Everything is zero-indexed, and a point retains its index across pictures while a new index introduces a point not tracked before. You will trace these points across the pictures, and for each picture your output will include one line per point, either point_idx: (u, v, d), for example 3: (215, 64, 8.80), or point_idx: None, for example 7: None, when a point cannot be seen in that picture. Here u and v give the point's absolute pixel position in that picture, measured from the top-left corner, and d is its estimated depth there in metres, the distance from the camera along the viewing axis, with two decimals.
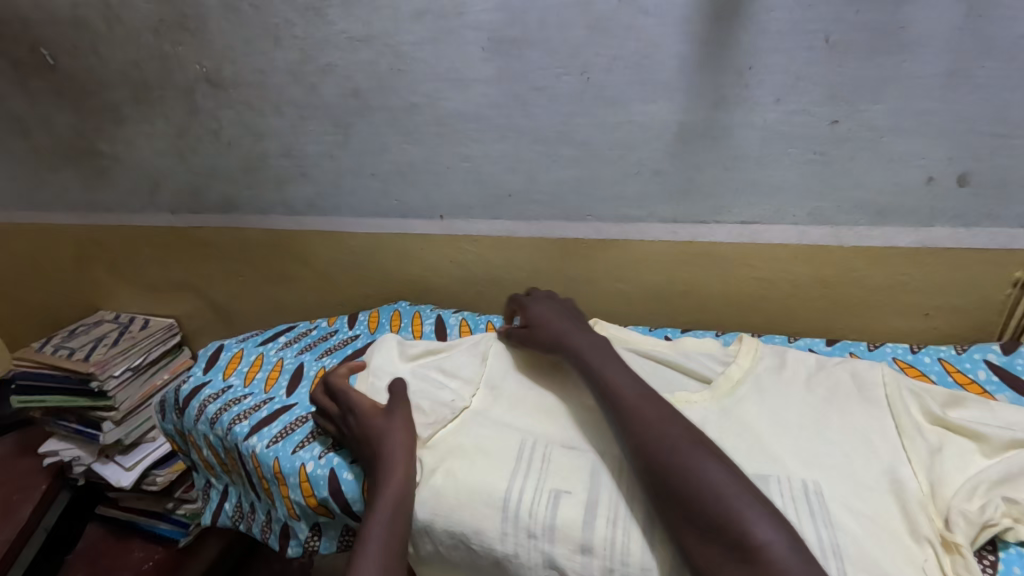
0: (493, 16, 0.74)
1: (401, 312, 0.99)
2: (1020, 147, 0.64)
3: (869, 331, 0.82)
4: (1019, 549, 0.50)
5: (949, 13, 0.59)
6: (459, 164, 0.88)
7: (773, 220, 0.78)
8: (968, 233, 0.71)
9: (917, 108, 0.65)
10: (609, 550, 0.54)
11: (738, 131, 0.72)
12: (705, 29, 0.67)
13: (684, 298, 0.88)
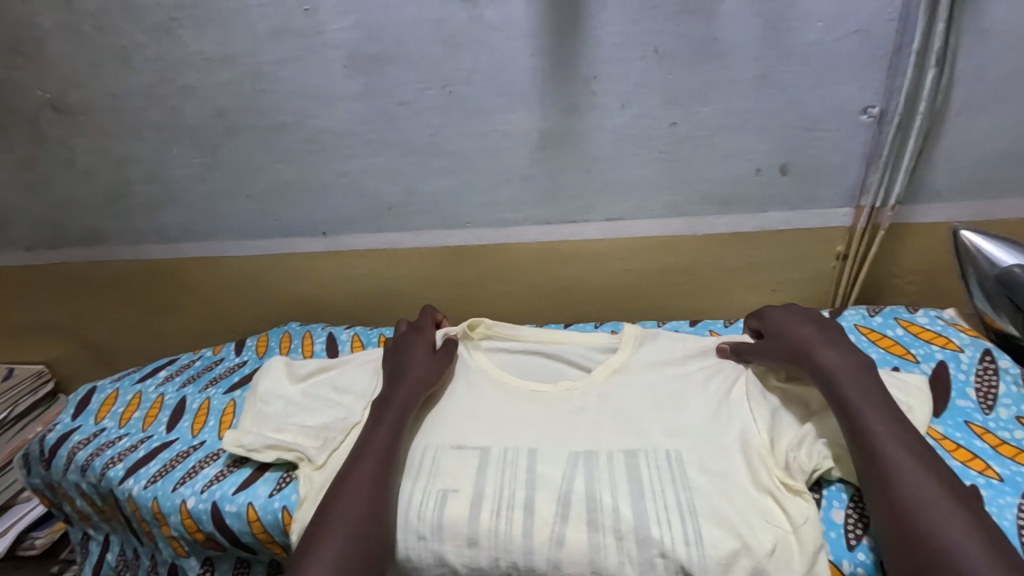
0: (351, 35, 0.75)
1: (291, 334, 0.97)
2: (824, 139, 0.74)
3: (727, 309, 0.91)
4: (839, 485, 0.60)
5: (754, 25, 0.68)
6: (335, 180, 0.88)
7: (633, 215, 0.84)
8: (795, 215, 0.81)
9: (738, 109, 0.73)
10: (491, 540, 0.57)
11: (592, 135, 0.78)
12: (551, 42, 0.72)
13: (565, 293, 0.93)
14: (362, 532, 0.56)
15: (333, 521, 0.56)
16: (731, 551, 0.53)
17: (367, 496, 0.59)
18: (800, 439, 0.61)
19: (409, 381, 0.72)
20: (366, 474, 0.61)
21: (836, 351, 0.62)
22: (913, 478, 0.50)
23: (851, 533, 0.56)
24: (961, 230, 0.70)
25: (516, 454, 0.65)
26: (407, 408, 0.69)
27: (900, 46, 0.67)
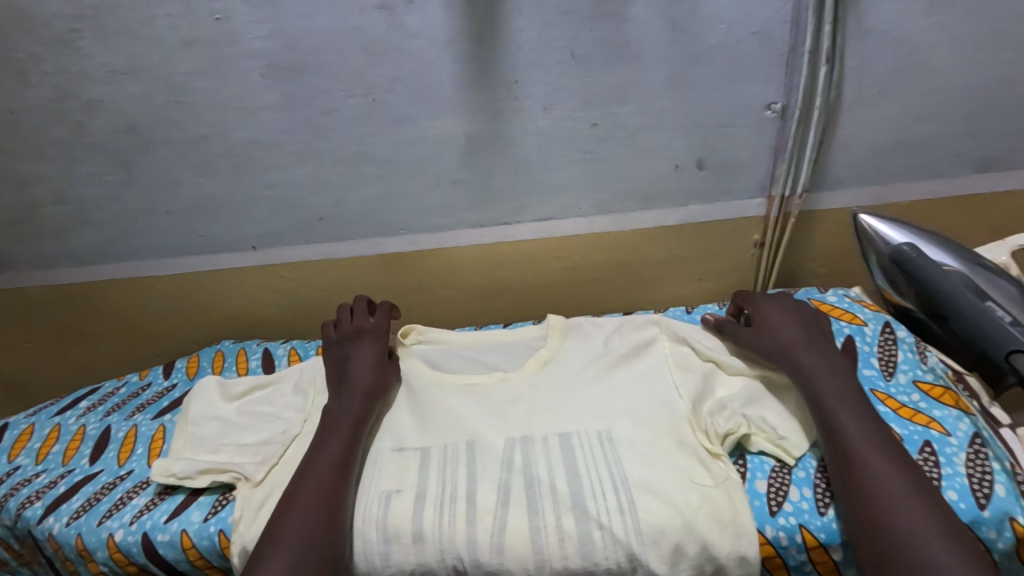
0: (267, 44, 0.74)
1: (224, 352, 0.94)
2: (735, 134, 0.79)
3: (659, 300, 0.95)
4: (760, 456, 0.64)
5: (662, 29, 0.71)
6: (262, 192, 0.86)
7: (564, 214, 0.87)
8: (715, 207, 0.85)
9: (654, 108, 0.77)
10: (435, 532, 0.60)
11: (518, 138, 0.80)
12: (471, 48, 0.73)
13: (504, 294, 0.95)
14: (306, 545, 0.57)
15: (278, 534, 0.57)
16: (661, 519, 0.57)
17: (312, 509, 0.59)
18: (720, 406, 0.66)
19: (355, 399, 0.73)
20: (312, 487, 0.62)
21: (815, 360, 0.63)
22: (887, 486, 0.51)
23: (772, 499, 0.58)
24: (859, 213, 0.76)
25: (457, 449, 0.69)
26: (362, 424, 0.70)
27: (794, 46, 0.72)
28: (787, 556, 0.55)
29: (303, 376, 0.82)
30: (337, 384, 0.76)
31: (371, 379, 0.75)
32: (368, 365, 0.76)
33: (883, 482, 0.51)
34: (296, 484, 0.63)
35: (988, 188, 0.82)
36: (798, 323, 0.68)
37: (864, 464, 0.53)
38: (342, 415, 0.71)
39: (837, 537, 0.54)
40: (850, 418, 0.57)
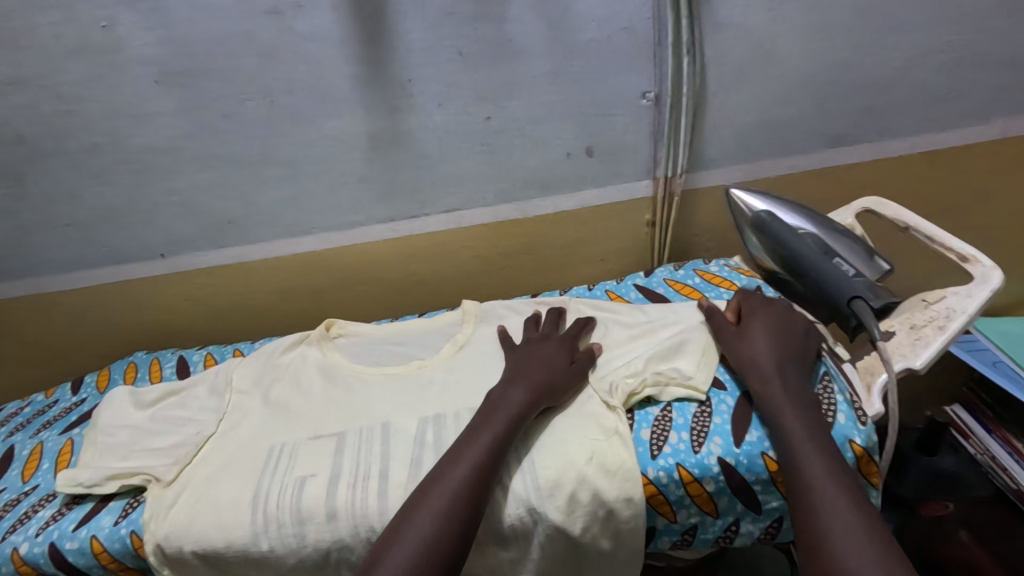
0: (157, 50, 0.75)
1: (137, 363, 0.93)
2: (617, 122, 0.86)
3: (568, 282, 1.01)
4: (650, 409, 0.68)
5: (540, 27, 0.77)
6: (165, 199, 0.86)
7: (469, 205, 0.92)
8: (607, 190, 0.92)
9: (541, 101, 0.83)
10: (348, 508, 0.63)
11: (417, 134, 0.84)
12: (362, 49, 0.77)
13: (419, 286, 0.98)
14: (432, 542, 0.53)
15: (405, 531, 0.54)
16: (557, 473, 0.61)
17: (445, 512, 0.55)
18: (627, 365, 0.71)
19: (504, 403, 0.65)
20: (452, 479, 0.57)
21: (781, 375, 0.63)
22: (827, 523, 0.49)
23: (655, 444, 0.64)
24: (731, 188, 0.84)
25: (371, 432, 0.72)
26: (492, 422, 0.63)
27: (660, 39, 0.80)
28: (667, 493, 0.61)
29: (218, 378, 0.83)
30: (510, 370, 0.70)
31: (548, 376, 0.68)
32: (556, 365, 0.69)
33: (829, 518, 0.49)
34: (430, 478, 0.59)
35: (840, 161, 0.93)
36: (784, 336, 0.67)
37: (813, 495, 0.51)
38: (505, 407, 0.64)
39: (709, 470, 0.61)
40: (808, 452, 0.55)
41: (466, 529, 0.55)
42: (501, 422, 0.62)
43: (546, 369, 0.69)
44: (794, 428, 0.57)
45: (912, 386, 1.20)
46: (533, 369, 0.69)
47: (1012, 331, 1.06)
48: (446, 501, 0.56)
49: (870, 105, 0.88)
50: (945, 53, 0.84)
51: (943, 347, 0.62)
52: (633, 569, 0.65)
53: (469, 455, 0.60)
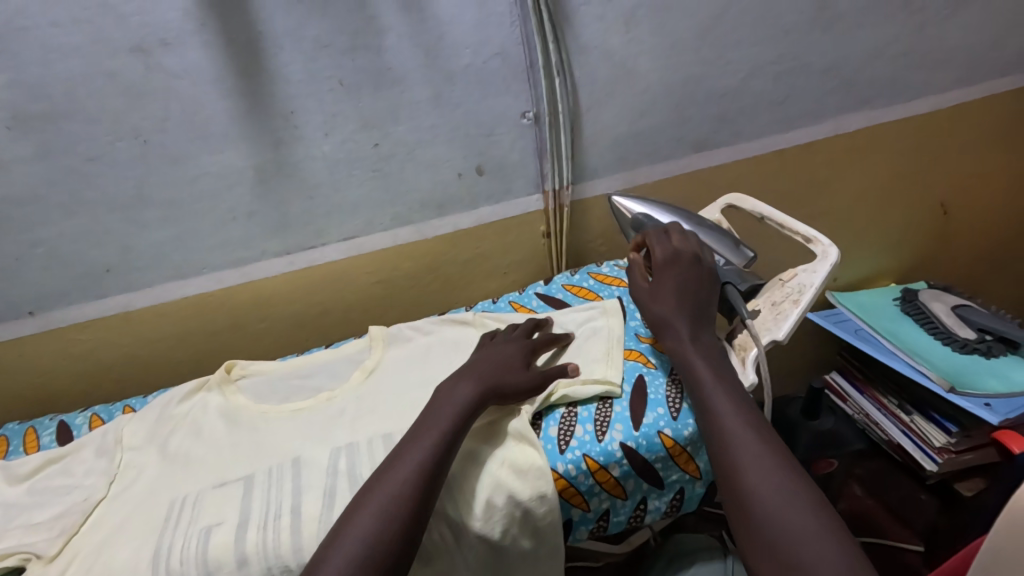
0: (6, 94, 0.70)
1: (9, 434, 0.85)
2: (501, 141, 0.91)
3: (473, 298, 1.03)
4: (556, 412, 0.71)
5: (417, 55, 0.81)
6: (29, 251, 0.80)
7: (366, 231, 0.92)
8: (500, 206, 0.96)
9: (426, 125, 0.86)
10: (258, 551, 0.60)
11: (305, 165, 0.84)
12: (237, 84, 0.76)
13: (325, 317, 0.97)
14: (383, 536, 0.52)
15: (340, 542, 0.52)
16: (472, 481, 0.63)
17: (385, 516, 0.53)
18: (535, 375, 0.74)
19: (453, 395, 0.65)
20: (395, 485, 0.56)
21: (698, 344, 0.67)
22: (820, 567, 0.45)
23: (562, 439, 0.67)
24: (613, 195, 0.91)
25: (281, 469, 0.70)
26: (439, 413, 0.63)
27: (531, 62, 0.86)
28: (578, 484, 0.65)
29: (106, 438, 0.78)
30: (464, 366, 0.70)
31: (499, 375, 0.68)
32: (508, 367, 0.70)
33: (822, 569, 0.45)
34: (362, 494, 0.56)
35: (703, 163, 1.03)
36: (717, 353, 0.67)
37: (800, 547, 0.47)
38: (454, 402, 0.64)
39: (613, 456, 0.66)
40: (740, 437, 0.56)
41: (412, 523, 0.53)
42: (450, 418, 0.62)
43: (496, 367, 0.69)
44: (760, 471, 0.52)
45: (794, 360, 1.33)
46: (483, 367, 0.70)
47: (867, 302, 1.21)
48: (381, 515, 0.53)
49: (722, 112, 0.99)
50: (777, 64, 0.97)
51: (800, 317, 0.70)
52: (557, 565, 0.67)
53: (413, 459, 0.58)
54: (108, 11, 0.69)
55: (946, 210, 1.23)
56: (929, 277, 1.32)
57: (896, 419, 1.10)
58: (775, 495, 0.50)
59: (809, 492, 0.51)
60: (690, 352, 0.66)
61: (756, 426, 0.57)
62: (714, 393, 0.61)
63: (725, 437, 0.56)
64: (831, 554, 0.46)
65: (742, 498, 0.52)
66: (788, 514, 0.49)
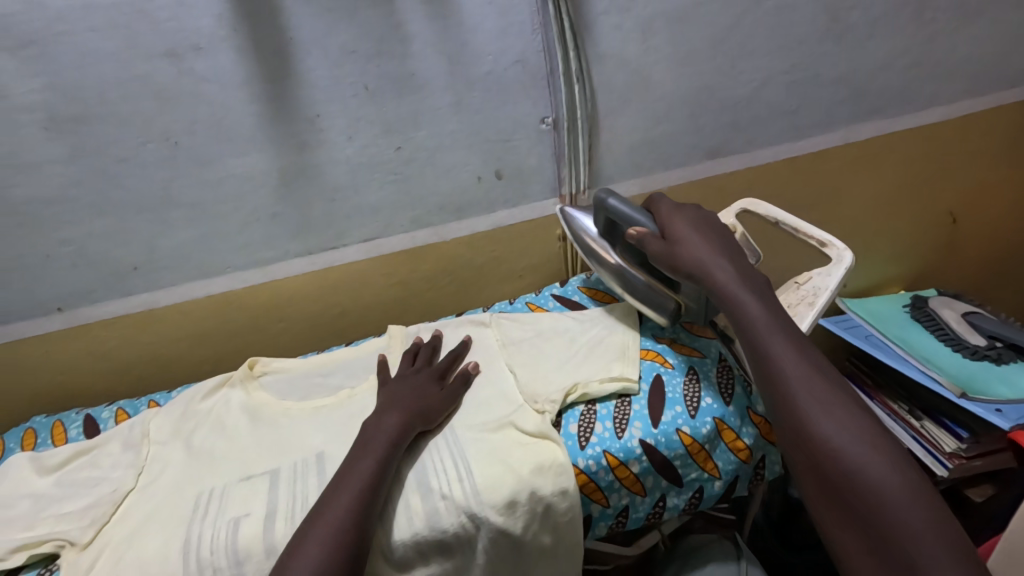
0: (44, 96, 0.72)
1: (35, 429, 0.86)
2: (519, 146, 0.93)
3: (488, 299, 1.05)
4: (574, 410, 0.73)
5: (440, 62, 0.83)
6: (58, 249, 0.82)
7: (386, 233, 0.94)
8: (517, 210, 0.98)
9: (448, 130, 0.88)
10: (286, 542, 0.62)
11: (328, 167, 0.86)
12: (266, 89, 0.79)
13: (343, 318, 0.98)
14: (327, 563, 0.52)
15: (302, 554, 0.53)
16: (494, 478, 0.64)
17: (328, 539, 0.54)
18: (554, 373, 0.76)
19: (376, 425, 0.67)
20: (336, 508, 0.57)
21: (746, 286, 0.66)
22: (893, 509, 0.47)
23: (582, 436, 0.69)
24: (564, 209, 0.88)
25: (305, 464, 0.72)
26: (367, 443, 0.65)
27: (551, 69, 0.88)
28: (598, 479, 0.67)
29: (133, 432, 0.80)
30: (382, 401, 0.72)
31: (419, 403, 0.71)
32: (425, 393, 0.73)
33: (902, 524, 0.46)
34: (309, 517, 0.57)
35: (715, 170, 1.05)
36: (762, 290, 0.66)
37: (878, 498, 0.47)
38: (382, 433, 0.66)
39: (632, 452, 0.67)
40: (800, 380, 0.56)
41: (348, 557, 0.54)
42: (380, 447, 0.64)
43: (415, 397, 0.72)
44: (825, 413, 0.53)
45: None
46: (403, 397, 0.72)
47: (877, 308, 1.22)
48: (330, 529, 0.55)
49: (735, 120, 1.01)
50: (790, 74, 0.99)
51: (816, 318, 0.72)
52: (576, 559, 0.68)
53: (350, 482, 0.60)
54: (145, 18, 0.71)
55: (955, 218, 1.25)
56: (939, 284, 1.33)
57: (907, 424, 1.10)
58: (847, 443, 0.51)
59: (885, 444, 0.51)
60: (741, 294, 0.65)
61: (825, 376, 0.57)
62: (770, 335, 0.60)
63: (784, 381, 0.57)
64: (911, 509, 0.46)
65: (814, 449, 0.52)
66: (856, 454, 0.50)
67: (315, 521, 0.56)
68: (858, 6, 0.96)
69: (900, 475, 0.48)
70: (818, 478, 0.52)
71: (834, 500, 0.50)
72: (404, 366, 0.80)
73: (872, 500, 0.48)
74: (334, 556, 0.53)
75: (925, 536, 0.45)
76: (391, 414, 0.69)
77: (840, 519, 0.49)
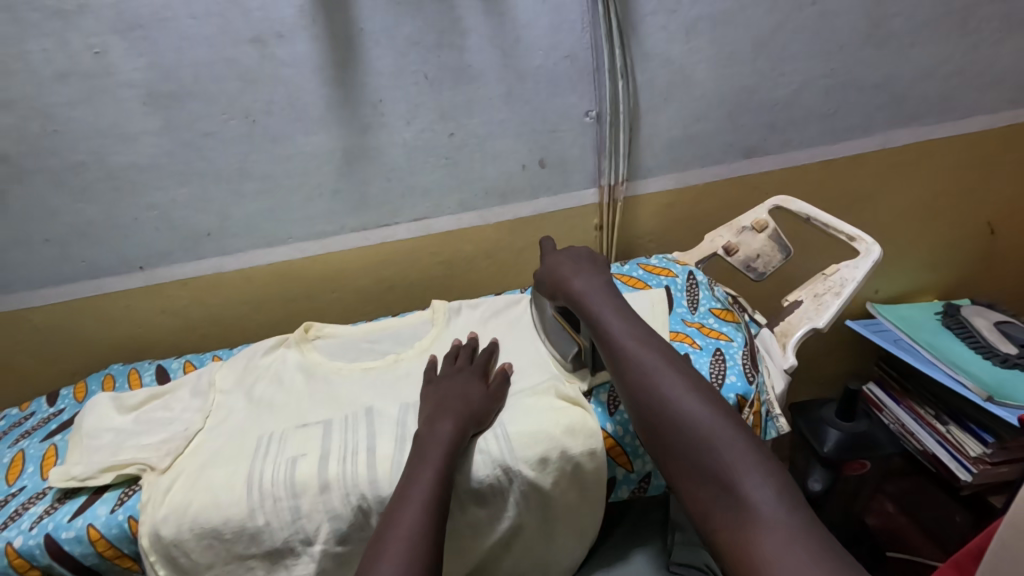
0: (145, 74, 0.81)
1: (113, 375, 0.96)
2: (563, 137, 0.99)
3: (525, 282, 1.11)
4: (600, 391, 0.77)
5: (494, 55, 0.90)
6: (145, 213, 0.91)
7: (435, 213, 1.01)
8: (558, 198, 1.04)
9: (498, 118, 0.95)
10: (340, 479, 0.68)
11: (387, 150, 0.94)
12: (336, 74, 0.86)
13: (391, 292, 1.06)
14: None
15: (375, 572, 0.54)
16: (529, 437, 0.69)
17: (403, 552, 0.56)
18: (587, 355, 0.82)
19: (427, 436, 0.68)
20: (406, 522, 0.59)
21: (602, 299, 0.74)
22: (713, 443, 0.54)
23: (611, 404, 0.74)
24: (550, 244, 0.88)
25: (356, 416, 0.78)
26: (422, 452, 0.67)
27: (598, 65, 0.94)
28: (624, 444, 0.73)
29: (201, 380, 0.88)
30: (430, 409, 0.73)
31: (471, 404, 0.73)
32: (472, 394, 0.74)
33: (740, 470, 0.51)
34: (382, 531, 0.59)
35: (751, 169, 1.09)
36: (617, 302, 0.74)
37: (720, 453, 0.53)
38: (436, 440, 0.68)
39: None
40: (643, 359, 0.64)
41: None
42: (439, 457, 0.66)
43: (464, 400, 0.73)
44: (663, 381, 0.61)
45: (832, 368, 1.36)
46: (452, 402, 0.73)
47: (907, 315, 1.24)
48: (405, 552, 0.56)
49: (772, 120, 1.05)
50: (828, 78, 1.02)
51: (840, 308, 0.76)
52: (597, 518, 0.74)
53: (415, 498, 0.62)
54: (236, 7, 0.80)
55: (993, 229, 1.25)
56: (974, 294, 1.33)
57: (933, 429, 1.12)
58: (700, 411, 0.57)
59: (726, 410, 0.57)
60: (600, 307, 0.73)
61: (658, 351, 0.65)
62: (613, 329, 0.69)
63: (628, 363, 0.65)
64: (746, 454, 0.52)
65: (673, 423, 0.57)
66: (679, 406, 0.58)
67: (388, 535, 0.58)
68: (899, 14, 0.99)
69: (715, 412, 0.57)
70: (676, 451, 0.56)
71: (687, 466, 0.55)
72: (448, 365, 0.82)
73: (715, 456, 0.53)
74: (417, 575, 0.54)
75: (755, 475, 0.50)
76: (444, 422, 0.70)
77: (693, 482, 0.54)
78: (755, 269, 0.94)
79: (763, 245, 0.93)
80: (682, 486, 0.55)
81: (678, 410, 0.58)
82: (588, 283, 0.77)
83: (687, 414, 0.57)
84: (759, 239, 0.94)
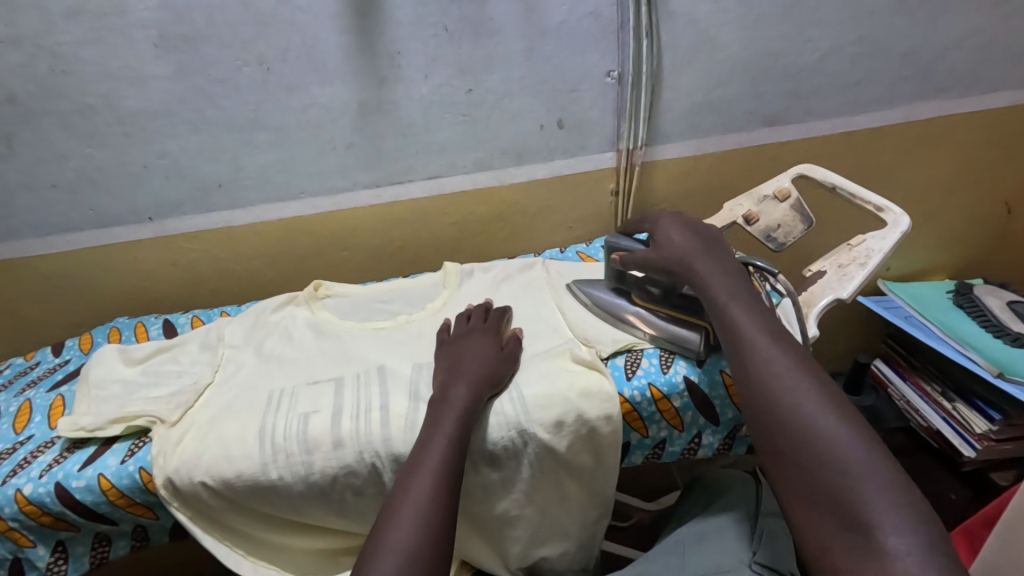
0: (157, 14, 0.79)
1: (119, 328, 0.95)
2: (584, 97, 0.96)
3: (537, 247, 1.09)
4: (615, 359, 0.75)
5: (516, 9, 0.86)
6: (156, 161, 0.89)
7: (449, 172, 0.98)
8: (576, 160, 1.02)
9: (518, 76, 0.92)
10: (353, 437, 0.67)
11: (403, 104, 0.91)
12: (352, 23, 0.83)
13: (402, 252, 1.04)
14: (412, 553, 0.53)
15: (385, 538, 0.54)
16: (544, 397, 0.69)
17: (415, 531, 0.55)
18: (602, 322, 0.80)
19: (444, 399, 0.67)
20: (419, 489, 0.59)
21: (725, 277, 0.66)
22: (846, 462, 0.47)
23: (628, 367, 0.74)
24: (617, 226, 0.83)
25: (368, 373, 0.77)
26: (437, 415, 0.65)
27: (622, 23, 0.90)
28: (640, 409, 0.72)
29: (209, 335, 0.87)
30: (445, 369, 0.72)
31: (485, 366, 0.71)
32: (484, 355, 0.73)
33: (879, 511, 0.44)
34: (391, 499, 0.58)
35: (772, 137, 1.06)
36: (736, 277, 0.66)
37: (856, 487, 0.46)
38: (451, 400, 0.67)
39: (675, 387, 0.72)
40: (766, 350, 0.57)
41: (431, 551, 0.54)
42: (451, 422, 0.64)
43: (479, 361, 0.72)
44: (789, 376, 0.54)
45: (841, 344, 1.35)
46: (466, 364, 0.72)
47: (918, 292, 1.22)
48: (417, 511, 0.56)
49: (797, 88, 1.02)
50: (857, 45, 0.99)
51: (865, 279, 0.75)
52: (611, 482, 0.74)
53: (430, 464, 0.61)
54: None
55: (1011, 209, 1.23)
56: (986, 275, 1.32)
57: (938, 406, 1.12)
58: (835, 428, 0.49)
59: (869, 435, 0.49)
60: (713, 284, 0.66)
61: (783, 342, 0.58)
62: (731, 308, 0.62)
63: (746, 352, 0.58)
64: (889, 493, 0.45)
65: (800, 445, 0.50)
66: (805, 407, 0.52)
67: (399, 500, 0.58)
68: None
69: (853, 424, 0.50)
70: (792, 474, 0.49)
71: (805, 479, 0.49)
72: (460, 324, 0.80)
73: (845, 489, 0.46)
74: (428, 549, 0.54)
75: (900, 521, 0.43)
76: (458, 385, 0.69)
77: (810, 512, 0.47)
78: (774, 239, 0.91)
79: (785, 215, 0.91)
80: (791, 502, 0.49)
81: (800, 416, 0.51)
82: (713, 265, 0.67)
83: (813, 419, 0.51)
84: (780, 208, 0.91)
